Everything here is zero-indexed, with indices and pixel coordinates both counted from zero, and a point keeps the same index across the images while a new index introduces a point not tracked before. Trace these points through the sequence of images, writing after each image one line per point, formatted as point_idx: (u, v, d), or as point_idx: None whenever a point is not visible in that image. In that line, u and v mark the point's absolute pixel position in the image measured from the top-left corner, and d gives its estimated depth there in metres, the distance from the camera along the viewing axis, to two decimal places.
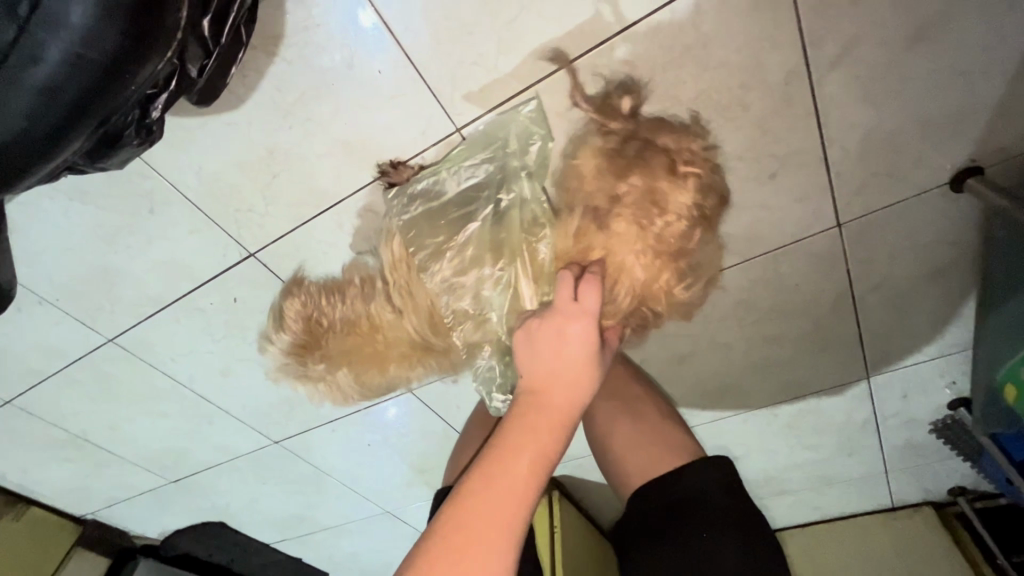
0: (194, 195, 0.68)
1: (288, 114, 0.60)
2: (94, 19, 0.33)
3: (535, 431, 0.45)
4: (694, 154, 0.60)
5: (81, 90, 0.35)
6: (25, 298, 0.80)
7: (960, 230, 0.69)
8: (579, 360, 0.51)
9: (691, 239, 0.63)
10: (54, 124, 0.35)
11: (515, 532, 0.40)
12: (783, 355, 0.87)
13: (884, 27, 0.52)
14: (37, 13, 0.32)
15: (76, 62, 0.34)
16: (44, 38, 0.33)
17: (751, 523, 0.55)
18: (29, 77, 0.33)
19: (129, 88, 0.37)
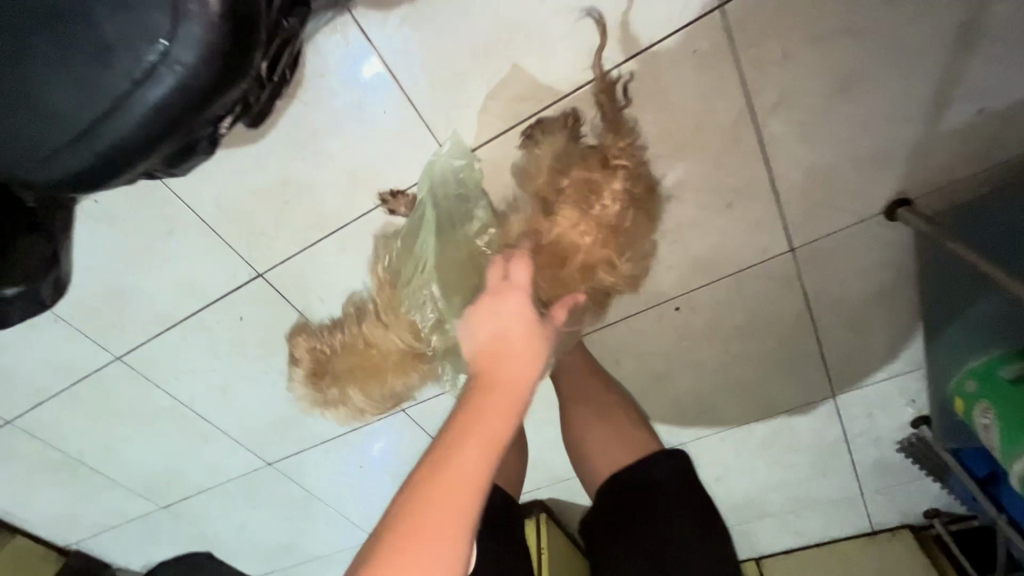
0: (211, 220, 0.76)
1: (302, 148, 0.70)
2: (200, 57, 0.36)
3: (480, 414, 0.40)
4: (623, 147, 0.64)
5: (180, 114, 0.38)
6: (44, 317, 0.88)
7: (901, 254, 0.77)
8: (526, 336, 0.48)
9: (627, 220, 0.65)
10: (151, 141, 0.38)
11: (466, 527, 0.35)
12: (753, 374, 0.92)
13: (814, 78, 0.61)
14: (158, 53, 0.36)
15: (180, 90, 0.37)
16: (160, 72, 0.36)
17: (705, 512, 0.56)
18: (143, 101, 0.37)
19: (217, 114, 0.40)
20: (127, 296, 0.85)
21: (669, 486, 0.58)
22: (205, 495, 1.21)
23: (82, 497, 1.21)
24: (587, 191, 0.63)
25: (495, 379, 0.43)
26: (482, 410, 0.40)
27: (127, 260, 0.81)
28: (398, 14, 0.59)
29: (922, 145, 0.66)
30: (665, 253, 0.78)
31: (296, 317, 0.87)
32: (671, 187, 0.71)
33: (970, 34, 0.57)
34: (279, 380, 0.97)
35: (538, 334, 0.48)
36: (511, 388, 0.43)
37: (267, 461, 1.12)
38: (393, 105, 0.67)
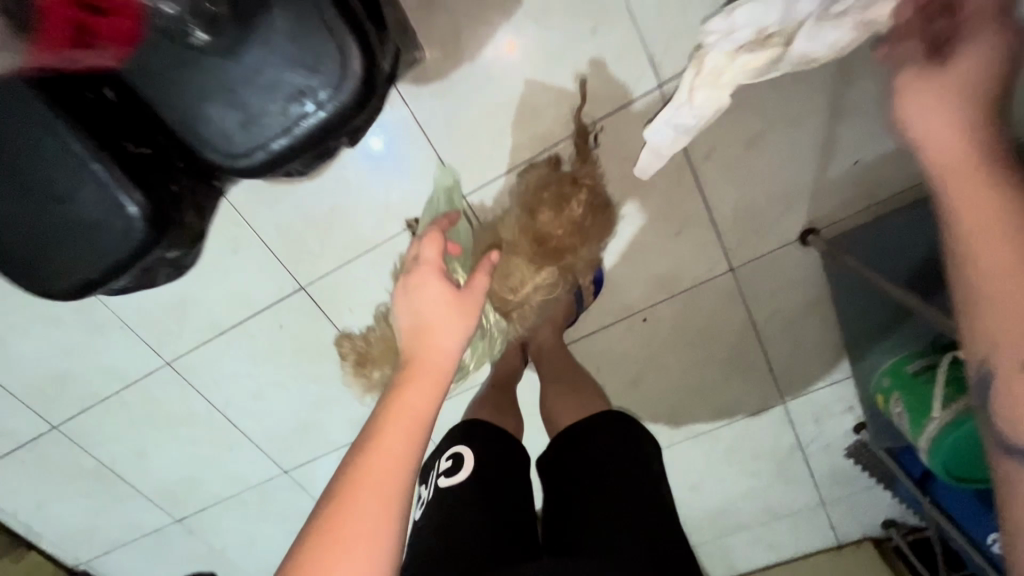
0: (268, 241, 0.96)
1: (350, 183, 0.91)
2: (344, 94, 0.50)
3: (410, 397, 0.52)
4: (586, 171, 0.85)
5: (322, 131, 0.52)
6: (113, 323, 1.04)
7: (817, 273, 0.97)
8: (449, 328, 0.59)
9: (590, 217, 0.86)
10: (298, 150, 0.53)
11: (399, 489, 0.47)
12: (712, 380, 1.09)
13: (731, 136, 0.85)
14: (317, 88, 0.50)
15: (330, 115, 0.51)
16: (313, 103, 0.50)
17: (635, 449, 0.64)
18: (303, 123, 0.51)
19: (346, 130, 0.54)
20: (187, 306, 1.02)
21: (602, 432, 0.66)
22: (219, 506, 1.30)
23: (102, 510, 1.30)
24: (562, 201, 0.83)
25: (419, 373, 0.55)
26: (404, 404, 0.52)
27: (194, 274, 0.99)
28: (430, 88, 0.83)
29: (818, 185, 0.88)
30: (632, 270, 0.97)
31: (327, 326, 1.04)
32: (632, 217, 0.93)
33: (836, 107, 0.81)
34: (305, 386, 1.11)
35: (458, 309, 0.61)
36: (432, 379, 0.55)
37: (284, 469, 1.23)
38: (414, 159, 0.89)
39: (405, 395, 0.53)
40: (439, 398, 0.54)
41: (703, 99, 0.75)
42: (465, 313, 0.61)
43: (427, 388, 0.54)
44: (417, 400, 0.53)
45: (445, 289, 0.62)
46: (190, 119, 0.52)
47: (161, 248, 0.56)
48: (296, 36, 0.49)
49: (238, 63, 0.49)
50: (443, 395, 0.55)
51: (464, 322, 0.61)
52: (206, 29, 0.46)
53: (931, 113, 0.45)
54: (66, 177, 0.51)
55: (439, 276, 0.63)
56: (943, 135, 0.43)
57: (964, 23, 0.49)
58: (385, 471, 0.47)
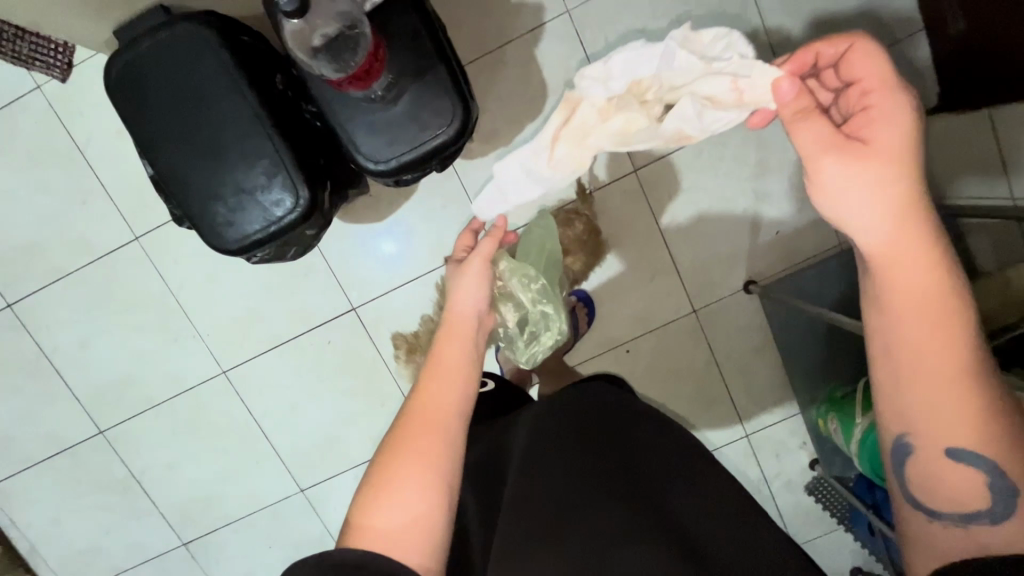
0: (334, 268, 1.22)
1: (405, 227, 1.21)
2: (454, 128, 0.77)
3: (444, 354, 0.68)
4: (583, 208, 1.19)
5: (437, 149, 0.78)
6: (188, 332, 1.25)
7: (759, 316, 1.24)
8: (470, 294, 0.73)
9: (586, 237, 1.19)
10: (418, 161, 0.79)
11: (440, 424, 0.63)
12: (685, 410, 1.30)
13: (685, 208, 1.19)
14: (438, 123, 0.77)
15: (444, 141, 0.78)
16: (435, 132, 0.77)
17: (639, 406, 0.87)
18: (426, 145, 0.77)
19: (449, 151, 0.80)
20: (256, 320, 1.25)
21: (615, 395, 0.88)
22: (229, 529, 1.35)
23: (114, 527, 1.35)
24: (567, 222, 1.18)
25: (452, 332, 0.70)
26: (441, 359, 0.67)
27: (269, 292, 1.23)
28: (475, 161, 1.17)
29: (754, 247, 1.20)
30: (618, 307, 1.24)
31: (368, 343, 1.25)
32: (617, 265, 1.22)
33: (758, 192, 1.18)
34: (339, 400, 1.28)
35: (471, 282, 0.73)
36: (463, 333, 0.70)
37: (301, 487, 1.33)
38: (450, 216, 1.20)
39: (445, 348, 0.69)
40: (470, 347, 0.69)
41: (562, 153, 0.84)
42: (479, 275, 0.74)
43: (460, 342, 0.69)
44: (452, 348, 0.68)
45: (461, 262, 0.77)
46: (351, 141, 0.78)
47: (303, 227, 0.82)
48: (426, 93, 0.76)
49: (388, 111, 0.76)
50: (472, 345, 0.69)
51: (478, 283, 0.73)
52: (383, 88, 0.74)
53: (839, 170, 0.56)
54: (262, 176, 0.77)
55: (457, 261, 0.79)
56: (888, 246, 0.54)
57: (866, 99, 0.56)
58: (428, 412, 0.64)
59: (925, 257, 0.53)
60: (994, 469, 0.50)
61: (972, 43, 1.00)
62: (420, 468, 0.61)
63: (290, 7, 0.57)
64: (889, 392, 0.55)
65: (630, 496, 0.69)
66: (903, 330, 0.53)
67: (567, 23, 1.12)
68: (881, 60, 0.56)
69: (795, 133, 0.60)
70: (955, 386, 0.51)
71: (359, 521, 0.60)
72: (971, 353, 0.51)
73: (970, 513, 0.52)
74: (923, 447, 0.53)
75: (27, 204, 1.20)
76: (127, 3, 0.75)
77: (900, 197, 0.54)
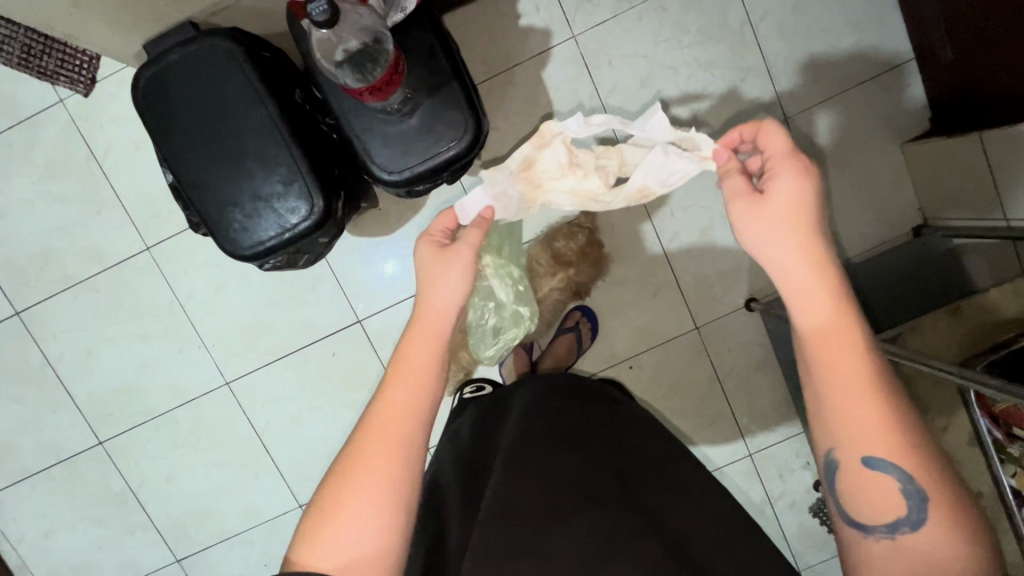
0: (341, 279, 1.24)
1: (412, 241, 1.23)
2: (466, 141, 0.81)
3: (412, 356, 0.64)
4: (587, 222, 1.21)
5: (450, 161, 0.81)
6: (193, 343, 1.26)
7: (761, 334, 1.25)
8: (444, 292, 0.68)
9: (588, 250, 1.20)
10: (431, 172, 0.82)
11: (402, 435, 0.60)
12: (688, 428, 1.29)
13: (687, 226, 1.22)
14: (452, 136, 0.80)
15: (457, 153, 0.81)
16: (449, 144, 0.81)
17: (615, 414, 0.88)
18: (439, 157, 0.81)
19: (461, 162, 0.84)
20: (262, 331, 1.26)
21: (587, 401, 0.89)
22: (224, 545, 1.33)
23: (107, 542, 1.32)
24: (571, 234, 1.19)
25: (420, 335, 0.66)
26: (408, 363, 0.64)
27: (276, 303, 1.25)
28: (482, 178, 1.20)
29: (754, 265, 1.23)
30: (620, 323, 1.25)
31: (372, 356, 1.26)
32: (619, 280, 1.24)
33: None
34: (341, 413, 1.28)
35: (442, 275, 0.69)
36: (433, 339, 0.66)
37: (299, 503, 1.31)
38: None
39: (410, 356, 0.64)
40: (437, 355, 0.65)
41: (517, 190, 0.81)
42: (460, 274, 0.69)
43: (428, 348, 0.65)
44: (417, 356, 0.64)
45: (443, 249, 0.71)
46: (367, 152, 0.81)
47: (317, 235, 0.84)
48: (439, 107, 0.80)
49: (403, 125, 0.80)
50: (440, 348, 0.66)
51: (455, 281, 0.69)
52: (399, 102, 0.78)
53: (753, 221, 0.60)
54: (279, 184, 0.79)
55: (437, 241, 0.72)
56: (792, 274, 0.58)
57: (770, 161, 0.62)
58: (389, 421, 0.61)
59: (822, 282, 0.57)
60: (906, 476, 0.52)
61: (960, 71, 1.05)
62: (371, 497, 0.58)
63: (321, 18, 0.60)
64: (814, 406, 0.56)
65: (603, 501, 0.70)
66: (817, 349, 0.55)
67: (573, 48, 1.16)
68: (782, 133, 0.63)
69: (724, 185, 0.65)
70: (865, 397, 0.52)
71: (303, 555, 0.58)
72: (874, 367, 0.54)
73: (892, 522, 0.53)
74: (847, 460, 0.54)
75: (42, 213, 1.22)
76: (159, 20, 0.79)
77: (800, 230, 0.58)
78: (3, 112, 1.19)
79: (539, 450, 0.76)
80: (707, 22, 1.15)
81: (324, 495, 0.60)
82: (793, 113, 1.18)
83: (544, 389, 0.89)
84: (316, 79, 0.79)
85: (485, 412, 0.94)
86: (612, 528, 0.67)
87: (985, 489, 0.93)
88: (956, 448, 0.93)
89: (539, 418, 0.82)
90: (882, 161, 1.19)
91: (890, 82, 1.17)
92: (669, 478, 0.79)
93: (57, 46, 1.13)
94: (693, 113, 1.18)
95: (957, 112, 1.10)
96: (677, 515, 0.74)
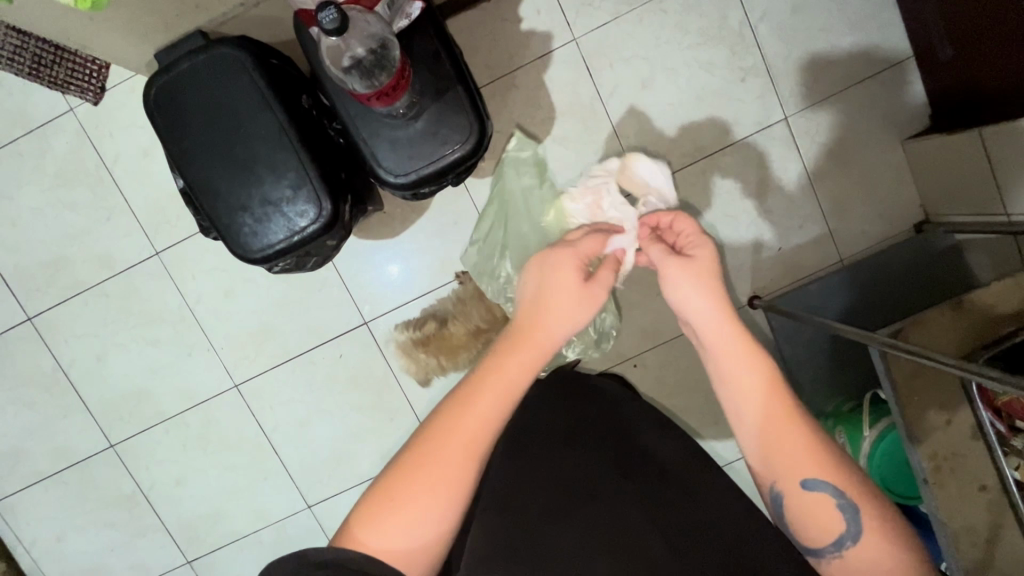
0: (347, 282, 1.25)
1: (418, 243, 1.24)
2: (472, 142, 0.82)
3: (519, 374, 0.64)
4: None
5: (455, 162, 0.83)
6: (202, 346, 1.27)
7: (765, 330, 1.24)
8: (556, 302, 0.66)
9: None
10: (437, 173, 0.83)
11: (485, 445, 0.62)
12: (692, 426, 1.29)
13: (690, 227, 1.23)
14: (457, 137, 0.82)
15: (463, 154, 0.82)
16: (455, 146, 0.82)
17: (635, 407, 0.89)
18: (444, 159, 0.82)
19: (468, 163, 0.85)
20: (269, 333, 1.27)
21: (602, 395, 0.90)
22: (234, 547, 1.34)
23: (120, 544, 1.34)
24: None
25: (523, 346, 0.65)
26: (508, 379, 0.63)
27: (283, 306, 1.26)
28: (485, 179, 1.21)
29: (757, 263, 1.22)
30: (624, 322, 1.26)
31: (379, 357, 1.27)
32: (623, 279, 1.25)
33: (761, 209, 1.21)
34: (349, 415, 1.29)
35: (564, 299, 0.66)
36: (531, 354, 0.65)
37: (307, 504, 1.32)
38: (455, 235, 1.23)
39: (510, 371, 0.64)
40: (531, 370, 0.65)
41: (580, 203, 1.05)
42: (571, 285, 0.67)
43: (529, 369, 0.65)
44: (514, 368, 0.64)
45: (571, 270, 0.67)
46: (373, 156, 0.82)
47: (326, 237, 0.86)
48: (445, 112, 0.81)
49: (409, 128, 0.81)
50: (539, 369, 0.66)
51: (580, 307, 0.67)
52: (405, 106, 0.79)
53: (682, 281, 0.67)
54: (288, 188, 0.81)
55: (574, 258, 0.69)
56: (718, 333, 0.65)
57: (685, 240, 0.71)
58: (474, 427, 0.62)
59: (740, 332, 0.65)
60: (839, 492, 0.60)
61: (960, 68, 1.05)
62: (438, 496, 0.60)
63: (331, 26, 0.61)
64: (743, 445, 0.65)
65: (609, 497, 0.72)
66: (761, 387, 0.63)
67: (575, 51, 1.18)
68: (692, 221, 0.72)
69: (649, 252, 0.71)
70: (791, 427, 0.62)
71: (362, 536, 0.59)
72: (796, 403, 0.63)
73: (836, 540, 0.60)
74: (787, 487, 0.62)
75: (53, 221, 1.24)
76: (170, 30, 0.81)
77: (713, 290, 0.66)
78: (14, 121, 1.21)
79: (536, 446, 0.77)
80: (707, 24, 1.17)
81: (394, 479, 0.61)
82: (793, 111, 1.19)
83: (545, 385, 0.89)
84: (325, 87, 0.80)
85: None
86: (618, 525, 0.69)
87: (988, 483, 0.93)
88: (961, 441, 0.94)
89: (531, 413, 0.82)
90: (883, 158, 1.20)
91: (890, 79, 1.18)
92: (667, 472, 0.76)
93: (66, 55, 1.15)
94: (694, 114, 1.19)
95: (957, 109, 1.11)
96: (684, 509, 0.72)
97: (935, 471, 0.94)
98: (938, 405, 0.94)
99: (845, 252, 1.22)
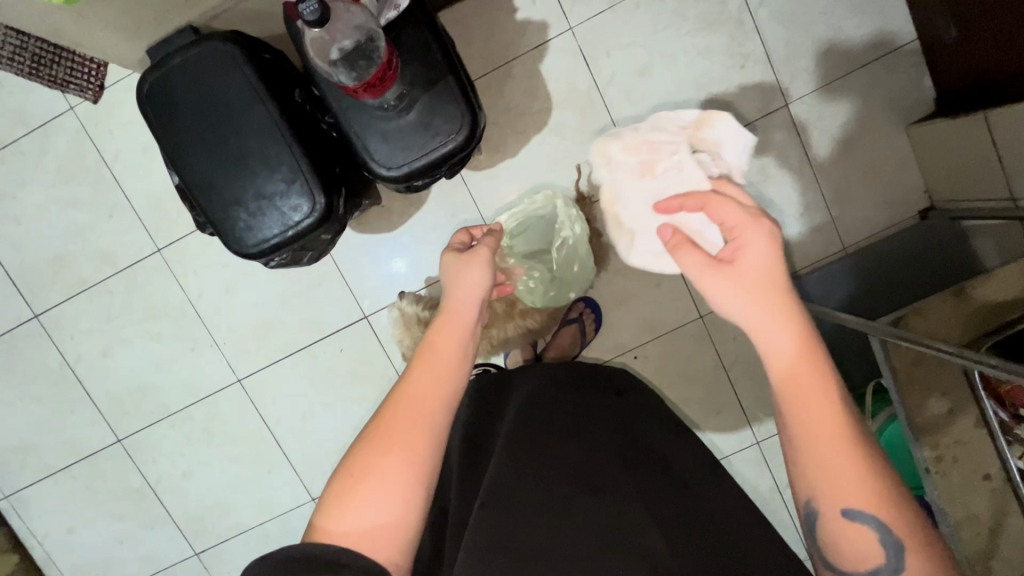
0: (347, 275, 1.26)
1: (416, 235, 1.24)
2: (465, 131, 0.82)
3: (444, 345, 0.66)
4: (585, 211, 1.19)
5: (449, 152, 0.82)
6: (204, 341, 1.28)
7: None
8: (466, 279, 0.73)
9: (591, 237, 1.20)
10: (431, 165, 0.83)
11: (429, 414, 0.62)
12: (694, 417, 1.29)
13: None
14: (449, 127, 0.81)
15: (457, 144, 0.82)
16: (447, 137, 0.82)
17: (644, 403, 0.90)
18: (437, 151, 0.82)
19: (463, 154, 0.85)
20: (271, 327, 1.28)
21: (605, 387, 0.91)
22: (241, 538, 1.36)
23: (130, 536, 1.36)
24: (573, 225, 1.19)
25: (447, 323, 0.69)
26: (434, 349, 0.66)
27: (283, 301, 1.27)
28: (482, 172, 1.21)
29: None
30: (625, 313, 1.26)
31: (379, 350, 1.28)
32: (621, 271, 1.24)
33: (763, 198, 1.20)
34: (351, 408, 1.30)
35: (461, 275, 0.73)
36: (460, 329, 0.69)
37: (312, 496, 1.33)
38: (453, 227, 1.23)
39: (438, 343, 0.67)
40: (466, 342, 0.68)
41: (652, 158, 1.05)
42: (479, 270, 0.74)
43: (455, 333, 0.68)
44: (447, 343, 0.67)
45: (460, 255, 0.76)
46: (366, 147, 0.82)
47: (319, 232, 0.86)
48: (436, 104, 0.81)
49: (401, 120, 0.81)
50: (463, 335, 0.68)
51: (479, 272, 0.74)
52: (395, 97, 0.79)
53: (737, 299, 0.59)
54: (282, 182, 0.81)
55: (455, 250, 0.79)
56: (765, 330, 0.57)
57: (731, 231, 0.63)
58: (415, 397, 0.63)
59: (806, 341, 0.56)
60: (885, 528, 0.52)
61: (966, 51, 1.03)
62: (391, 474, 0.59)
63: (312, 17, 0.62)
64: (798, 466, 0.56)
65: (611, 489, 0.70)
66: (790, 384, 0.55)
67: (571, 40, 1.17)
68: (733, 203, 0.63)
69: (680, 258, 0.64)
70: (845, 451, 0.52)
71: (328, 522, 0.58)
72: (853, 420, 0.54)
73: (872, 566, 0.54)
74: (825, 509, 0.54)
75: (55, 219, 1.25)
76: (161, 25, 0.81)
77: (783, 303, 0.58)
78: (16, 121, 1.23)
79: (538, 443, 0.76)
80: (705, 9, 1.15)
81: (350, 465, 0.60)
82: (793, 98, 1.17)
83: (543, 376, 0.88)
84: (314, 79, 0.80)
85: (482, 398, 0.92)
86: (621, 513, 0.68)
87: (993, 472, 0.92)
88: (965, 431, 0.92)
89: (532, 407, 0.82)
90: (887, 144, 1.17)
91: (894, 63, 1.15)
92: (664, 465, 0.77)
93: (65, 54, 1.16)
94: (693, 101, 1.17)
95: (963, 92, 1.08)
96: (676, 501, 0.72)
97: (936, 459, 0.93)
98: (940, 393, 0.92)
99: (848, 241, 1.20)
